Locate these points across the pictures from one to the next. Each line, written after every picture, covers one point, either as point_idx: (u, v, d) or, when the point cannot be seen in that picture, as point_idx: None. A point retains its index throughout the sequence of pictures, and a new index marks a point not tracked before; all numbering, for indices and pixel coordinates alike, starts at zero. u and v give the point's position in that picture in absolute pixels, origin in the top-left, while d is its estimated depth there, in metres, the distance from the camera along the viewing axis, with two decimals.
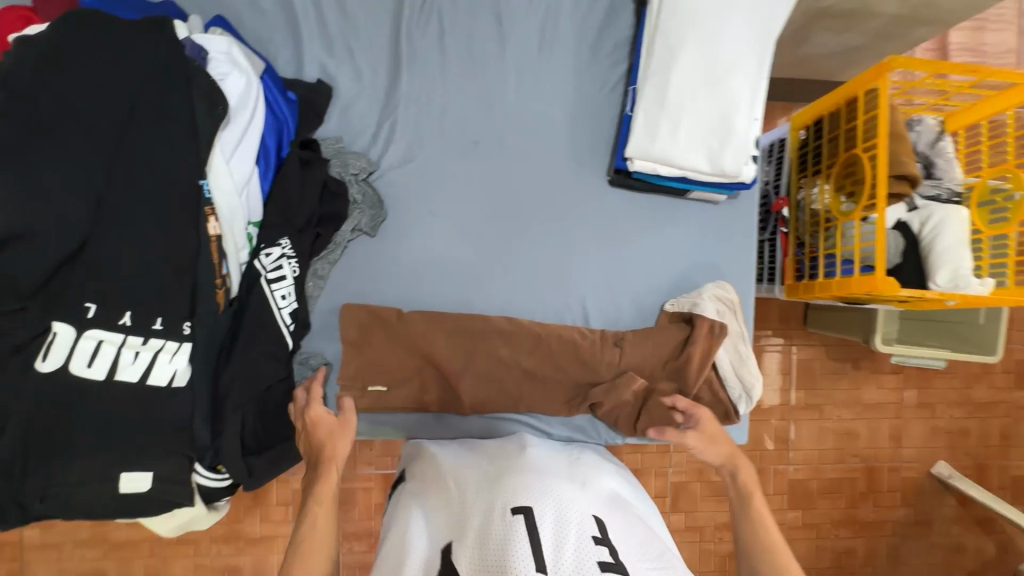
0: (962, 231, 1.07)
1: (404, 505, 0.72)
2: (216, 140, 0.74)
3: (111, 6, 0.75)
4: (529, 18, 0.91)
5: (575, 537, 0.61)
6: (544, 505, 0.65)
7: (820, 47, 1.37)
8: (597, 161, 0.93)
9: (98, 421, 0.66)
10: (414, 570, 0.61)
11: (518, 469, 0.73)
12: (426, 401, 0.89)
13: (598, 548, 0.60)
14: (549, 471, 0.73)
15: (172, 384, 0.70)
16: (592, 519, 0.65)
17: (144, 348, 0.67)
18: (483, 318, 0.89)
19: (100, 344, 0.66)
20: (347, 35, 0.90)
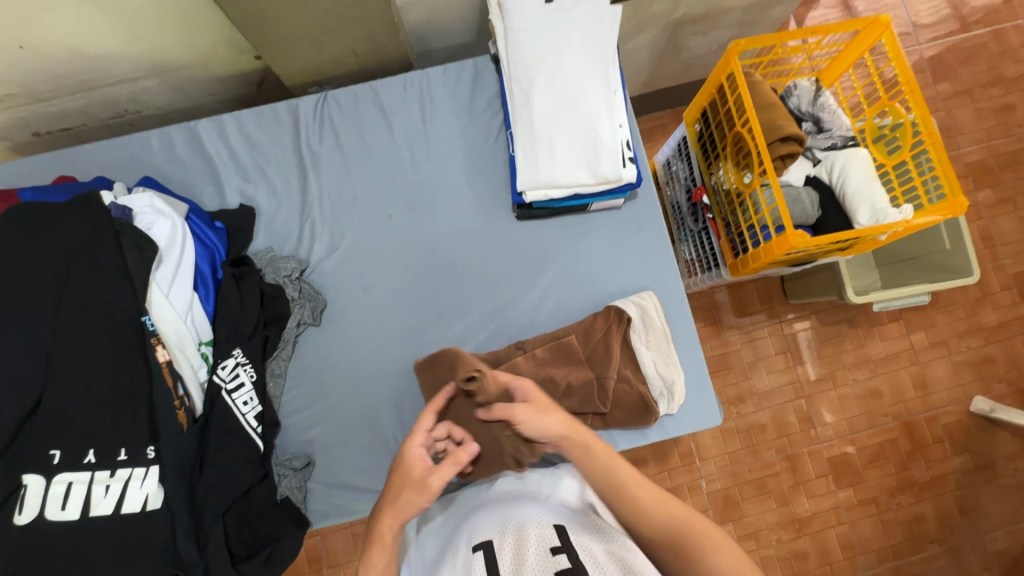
0: (866, 170, 1.12)
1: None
2: (151, 280, 0.84)
3: (48, 193, 0.89)
4: (407, 101, 1.04)
5: (531, 553, 0.62)
6: (503, 536, 0.66)
7: (696, 49, 1.49)
8: (501, 203, 1.02)
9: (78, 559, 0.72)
10: None
11: (488, 507, 0.75)
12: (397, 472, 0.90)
13: (556, 557, 0.60)
14: (517, 497, 0.75)
15: (146, 508, 0.75)
16: (553, 530, 0.65)
17: (114, 480, 0.74)
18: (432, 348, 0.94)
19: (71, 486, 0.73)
20: (257, 160, 1.03)
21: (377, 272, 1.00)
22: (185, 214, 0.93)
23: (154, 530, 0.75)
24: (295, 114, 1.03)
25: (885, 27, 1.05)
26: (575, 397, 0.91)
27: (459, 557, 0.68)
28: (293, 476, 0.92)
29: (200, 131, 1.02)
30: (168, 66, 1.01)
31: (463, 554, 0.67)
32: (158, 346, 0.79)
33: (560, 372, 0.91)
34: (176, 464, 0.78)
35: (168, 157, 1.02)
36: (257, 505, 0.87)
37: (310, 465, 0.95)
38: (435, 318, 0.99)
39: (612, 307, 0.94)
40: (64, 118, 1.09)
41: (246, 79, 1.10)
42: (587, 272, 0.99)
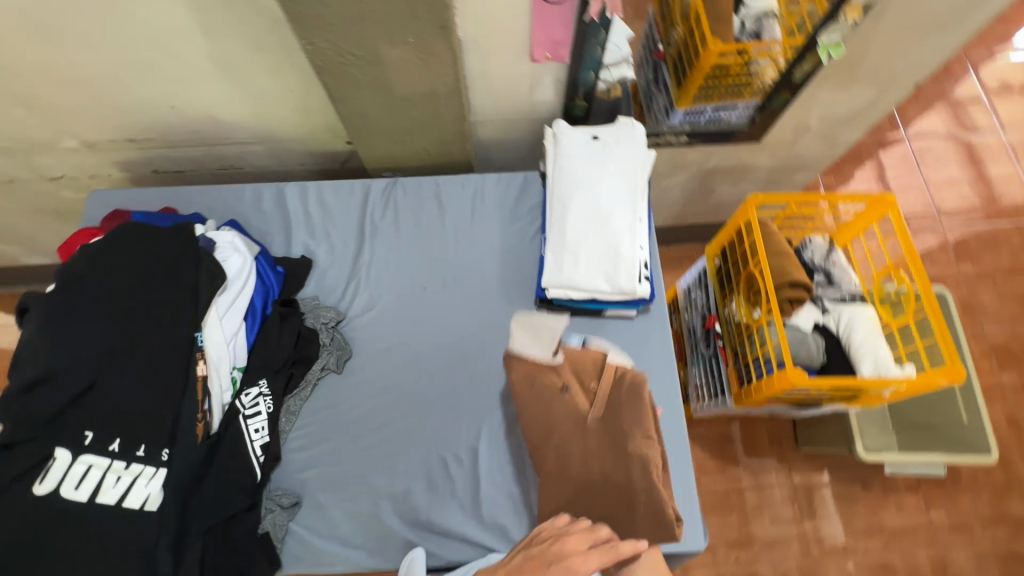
0: (872, 327, 1.18)
1: None
2: (212, 302, 0.96)
3: (154, 218, 1.07)
4: (462, 196, 1.21)
5: None
6: None
7: (726, 195, 1.66)
8: (525, 295, 1.13)
9: (71, 542, 0.77)
10: None
11: None
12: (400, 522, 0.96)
13: None
14: None
15: (143, 507, 0.81)
16: None
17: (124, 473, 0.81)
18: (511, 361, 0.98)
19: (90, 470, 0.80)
20: (325, 221, 1.19)
21: (404, 336, 1.10)
22: (256, 254, 1.08)
23: (141, 531, 0.80)
24: (367, 191, 1.21)
25: (891, 204, 1.19)
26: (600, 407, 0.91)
27: None
28: (278, 512, 0.95)
29: (286, 191, 1.21)
30: (278, 138, 1.24)
31: None
32: (200, 361, 0.90)
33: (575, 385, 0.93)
34: (180, 472, 0.84)
35: (254, 208, 1.20)
36: (237, 532, 0.90)
37: (297, 505, 0.98)
38: (445, 388, 1.06)
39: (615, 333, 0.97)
40: (182, 163, 1.32)
41: (335, 157, 1.32)
42: None
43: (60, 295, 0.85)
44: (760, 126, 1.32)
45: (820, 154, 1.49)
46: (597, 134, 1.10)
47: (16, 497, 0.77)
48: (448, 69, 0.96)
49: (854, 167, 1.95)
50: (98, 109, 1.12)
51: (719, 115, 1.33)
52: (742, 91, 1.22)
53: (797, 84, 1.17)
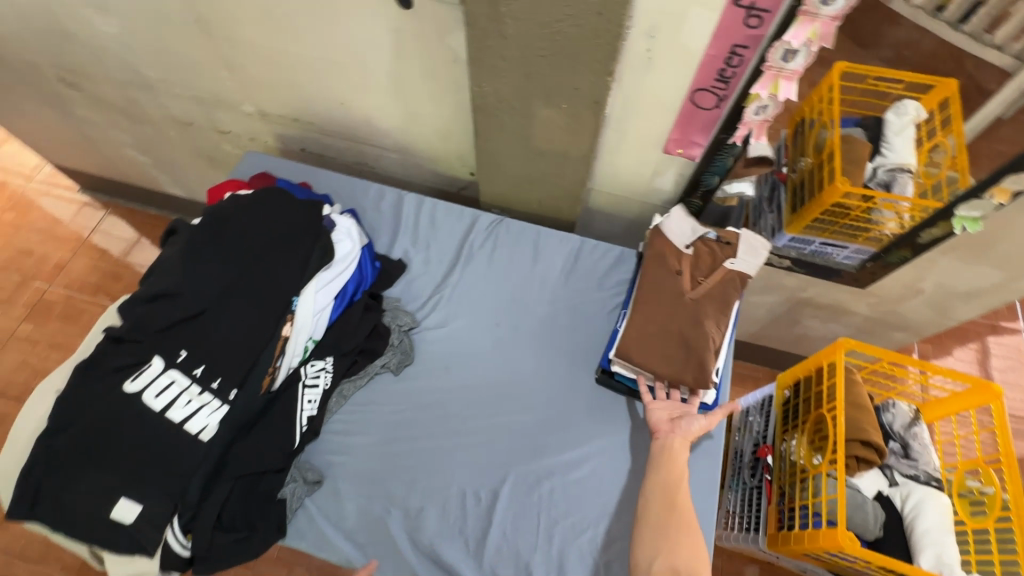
0: (942, 518, 1.08)
1: None
2: (315, 275, 1.04)
3: (295, 189, 1.20)
4: (558, 250, 1.26)
5: None
6: None
7: (812, 329, 1.60)
8: (589, 361, 1.14)
9: (132, 444, 0.83)
10: None
11: None
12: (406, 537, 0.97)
13: None
14: None
15: (198, 434, 0.87)
16: None
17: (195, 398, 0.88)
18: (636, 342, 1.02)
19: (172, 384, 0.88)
20: (429, 234, 1.28)
21: (465, 360, 1.14)
22: (363, 244, 1.18)
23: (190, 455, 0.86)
24: (474, 220, 1.29)
25: (996, 396, 1.10)
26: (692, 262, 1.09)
27: None
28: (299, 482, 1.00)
29: (405, 199, 1.32)
30: (414, 152, 1.37)
31: None
32: (287, 323, 0.98)
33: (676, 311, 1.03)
34: (238, 412, 0.92)
35: (373, 205, 1.32)
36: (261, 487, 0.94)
37: (318, 484, 1.01)
38: (486, 422, 1.07)
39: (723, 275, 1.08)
40: (326, 149, 1.48)
41: (455, 182, 1.43)
42: (633, 458, 1.03)
43: (205, 229, 0.97)
44: (868, 273, 1.29)
45: (925, 320, 1.43)
46: (692, 244, 1.10)
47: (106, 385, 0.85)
48: (586, 138, 1.05)
49: (957, 345, 1.83)
50: (282, 89, 1.30)
51: (826, 251, 1.30)
52: (856, 235, 1.21)
53: (922, 246, 1.15)
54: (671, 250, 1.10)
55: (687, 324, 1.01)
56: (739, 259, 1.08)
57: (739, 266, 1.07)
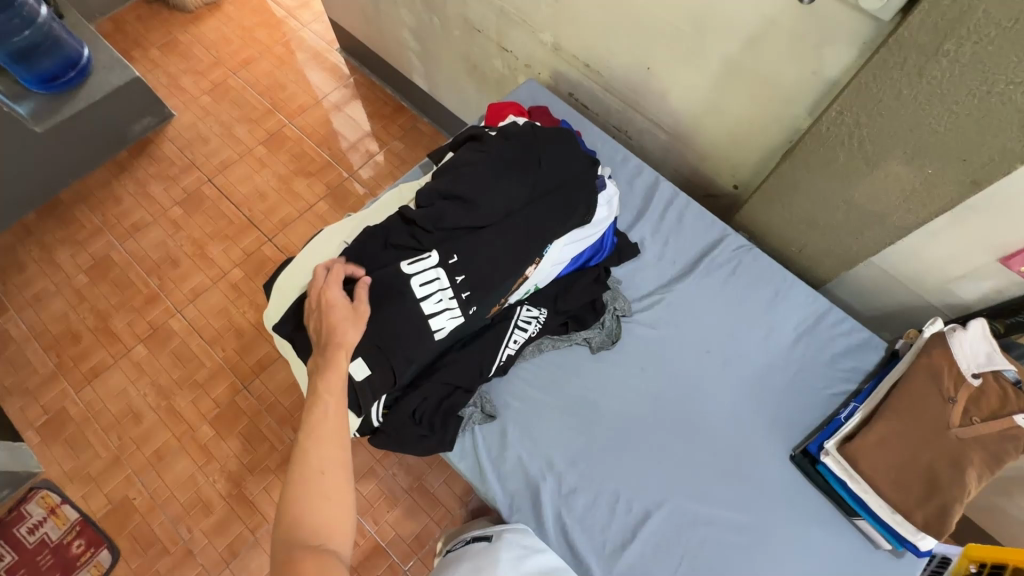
0: None
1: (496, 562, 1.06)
2: (570, 231, 1.02)
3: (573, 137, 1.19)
4: (801, 305, 1.14)
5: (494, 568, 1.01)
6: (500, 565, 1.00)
7: (1020, 510, 1.35)
8: (789, 433, 1.04)
9: (385, 316, 0.89)
10: None
11: None
12: (549, 508, 0.99)
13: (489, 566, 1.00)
14: None
15: (435, 333, 0.92)
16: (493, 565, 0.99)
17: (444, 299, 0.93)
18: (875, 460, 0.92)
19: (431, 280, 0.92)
20: (672, 231, 1.22)
21: (663, 370, 1.09)
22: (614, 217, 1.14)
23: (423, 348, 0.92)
24: (723, 236, 1.21)
25: None
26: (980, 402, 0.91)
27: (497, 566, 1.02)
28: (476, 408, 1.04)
29: (661, 185, 1.26)
30: (687, 142, 1.29)
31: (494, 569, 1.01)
32: (534, 265, 0.98)
33: (930, 450, 0.90)
34: (463, 328, 0.96)
35: (627, 178, 1.28)
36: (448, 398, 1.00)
37: (489, 417, 1.05)
38: (662, 442, 1.03)
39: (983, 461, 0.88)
40: (595, 103, 1.45)
41: (709, 187, 1.34)
42: (798, 554, 0.95)
43: (507, 150, 0.98)
44: None
45: None
46: (981, 375, 0.93)
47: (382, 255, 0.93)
48: (923, 211, 0.91)
49: None
50: (593, 33, 1.27)
51: None
52: None
53: None
54: (951, 370, 0.94)
55: (942, 460, 0.89)
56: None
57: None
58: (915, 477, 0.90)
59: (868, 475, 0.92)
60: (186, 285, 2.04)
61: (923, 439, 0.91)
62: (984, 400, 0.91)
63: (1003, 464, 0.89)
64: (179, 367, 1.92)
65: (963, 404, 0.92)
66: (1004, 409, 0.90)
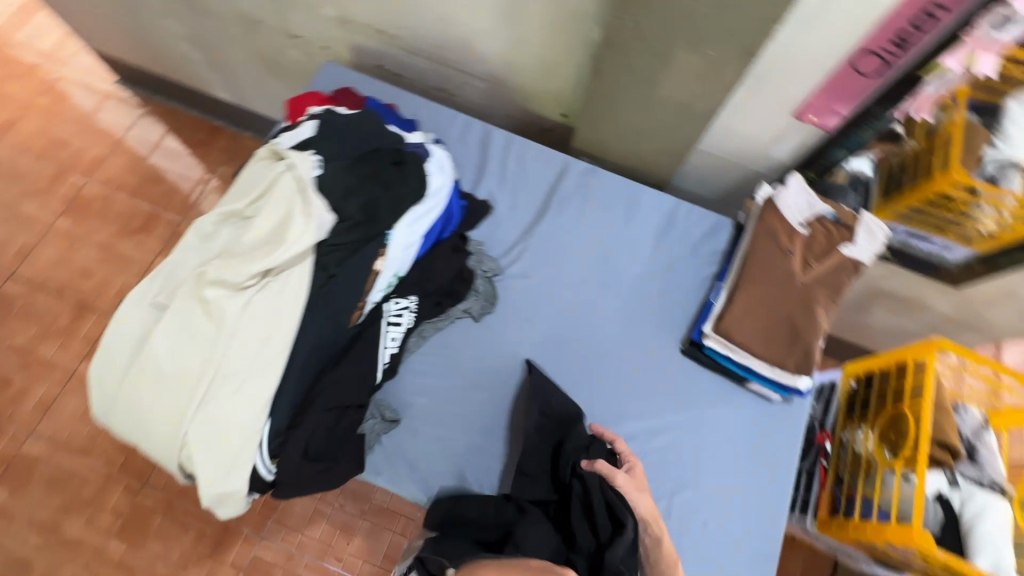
0: (1003, 526, 1.08)
1: None
2: (410, 209, 0.97)
3: (384, 112, 1.11)
4: (652, 209, 1.19)
5: None
6: None
7: (879, 321, 1.56)
8: (675, 330, 1.10)
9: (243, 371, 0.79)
10: None
11: None
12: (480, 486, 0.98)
13: None
14: None
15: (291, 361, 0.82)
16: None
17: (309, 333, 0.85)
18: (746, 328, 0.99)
19: (279, 315, 0.81)
20: (517, 177, 1.21)
21: (549, 315, 1.10)
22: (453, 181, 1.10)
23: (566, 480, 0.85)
24: (566, 167, 1.21)
25: None
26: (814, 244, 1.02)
27: None
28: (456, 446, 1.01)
29: (493, 135, 1.23)
30: (505, 83, 1.26)
31: None
32: (381, 257, 0.93)
33: (786, 302, 0.99)
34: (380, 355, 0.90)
35: (458, 138, 1.23)
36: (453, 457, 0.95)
37: (393, 423, 1.01)
38: (567, 383, 1.05)
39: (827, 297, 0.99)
40: (406, 69, 1.36)
41: (542, 122, 1.33)
42: (710, 433, 1.02)
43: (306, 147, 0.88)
44: (969, 274, 1.23)
45: (1006, 328, 1.39)
46: (808, 223, 1.03)
47: (206, 308, 0.78)
48: (720, 91, 0.95)
49: None
50: None
51: (911, 240, 1.24)
52: (948, 228, 1.13)
53: None
54: (783, 226, 1.03)
55: (796, 309, 0.98)
56: (855, 245, 1.00)
57: (855, 252, 1.00)
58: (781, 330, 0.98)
59: (746, 342, 0.99)
60: (33, 402, 1.74)
61: (778, 294, 1.00)
62: (816, 242, 1.02)
63: (842, 293, 1.00)
64: (59, 493, 1.65)
65: (802, 251, 1.02)
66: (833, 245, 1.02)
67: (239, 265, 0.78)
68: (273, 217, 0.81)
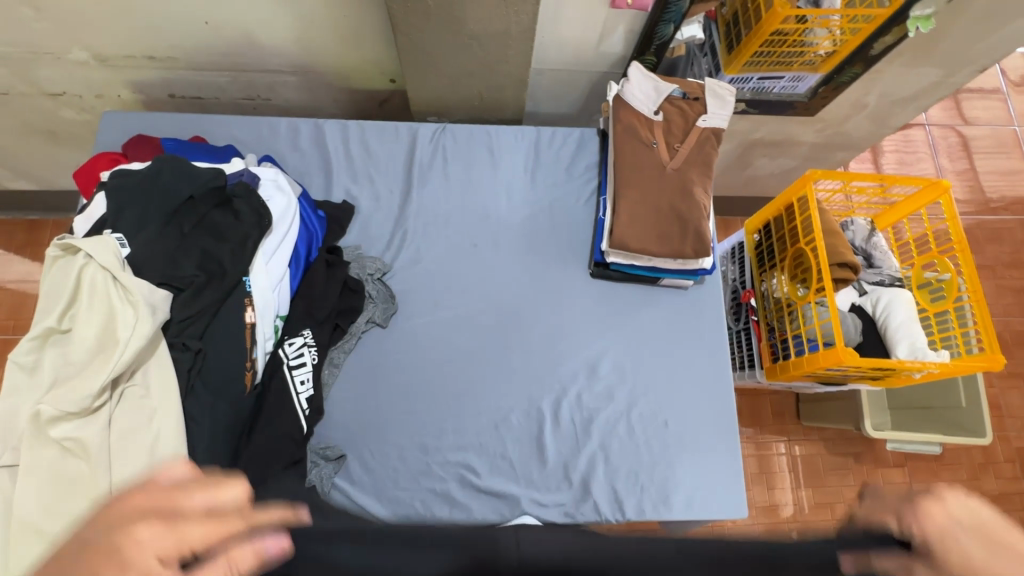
0: (910, 311, 1.19)
1: None
2: (259, 246, 0.88)
3: (185, 150, 0.96)
4: (518, 146, 1.14)
5: None
6: None
7: (762, 168, 1.63)
8: (579, 256, 1.09)
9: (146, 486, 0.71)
10: None
11: None
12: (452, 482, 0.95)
13: None
14: None
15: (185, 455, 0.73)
16: None
17: (201, 418, 0.78)
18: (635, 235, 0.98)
19: (157, 417, 0.73)
20: (368, 165, 1.11)
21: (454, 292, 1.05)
22: (298, 195, 1.00)
23: None
24: (414, 135, 1.13)
25: (944, 190, 1.19)
26: (675, 128, 1.01)
27: None
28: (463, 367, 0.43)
29: (326, 128, 1.11)
30: (315, 68, 1.13)
31: None
32: (248, 308, 0.84)
33: (665, 195, 0.99)
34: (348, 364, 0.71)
35: (289, 143, 1.10)
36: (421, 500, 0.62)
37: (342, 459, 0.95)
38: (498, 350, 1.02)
39: (704, 173, 1.01)
40: (202, 87, 1.19)
41: (373, 95, 1.22)
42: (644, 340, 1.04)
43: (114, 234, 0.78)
44: (819, 99, 1.28)
45: (866, 135, 1.48)
46: (660, 108, 1.01)
47: (64, 448, 0.68)
48: (528, 7, 0.88)
49: (878, 152, 1.97)
50: (115, 18, 0.98)
51: (766, 86, 1.26)
52: (794, 62, 1.16)
53: (873, 58, 1.12)
54: (640, 121, 1.01)
55: (677, 196, 0.98)
56: (710, 113, 1.00)
57: (711, 121, 1.00)
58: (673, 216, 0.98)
59: (645, 243, 0.98)
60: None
61: (657, 188, 0.99)
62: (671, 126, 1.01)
63: (714, 164, 1.01)
64: None
65: (666, 139, 1.01)
66: (689, 121, 1.02)
67: (78, 388, 0.67)
68: (95, 321, 0.70)
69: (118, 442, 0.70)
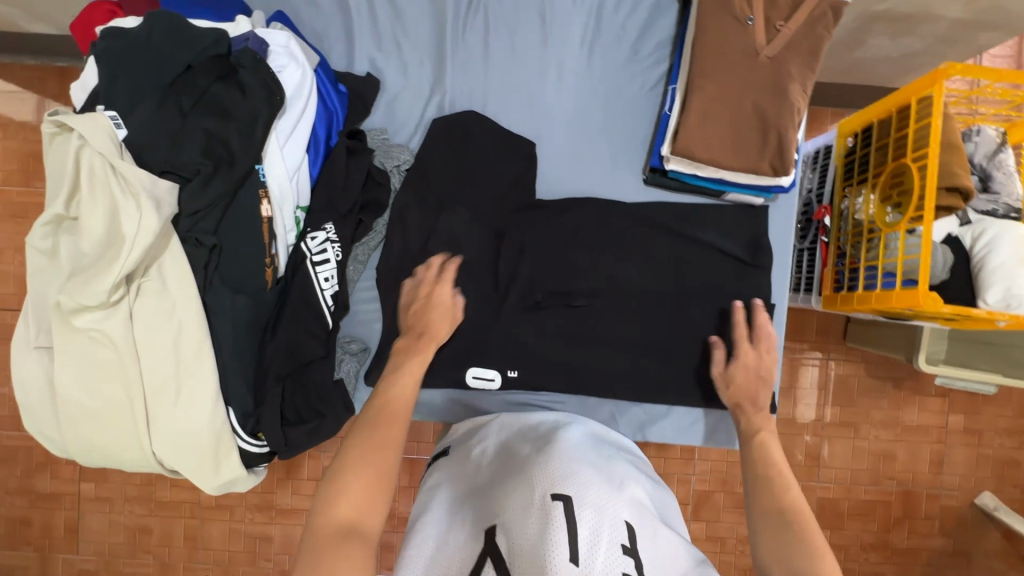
0: (1020, 249, 1.01)
1: (462, 446, 0.84)
2: (273, 128, 0.79)
3: (183, 4, 0.83)
4: (576, 12, 0.93)
5: (439, 488, 0.76)
6: (438, 484, 0.77)
7: (877, 49, 1.32)
8: (631, 158, 0.95)
9: (168, 373, 0.72)
10: (458, 433, 0.89)
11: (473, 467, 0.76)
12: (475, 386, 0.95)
13: (433, 504, 0.73)
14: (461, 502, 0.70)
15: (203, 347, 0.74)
16: (438, 498, 0.74)
17: (223, 312, 0.76)
18: (704, 137, 0.81)
19: (176, 311, 0.72)
20: (396, 29, 0.95)
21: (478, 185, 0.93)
22: (315, 66, 0.87)
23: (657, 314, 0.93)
24: None
25: None
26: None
27: (439, 487, 0.76)
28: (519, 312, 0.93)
29: None
30: None
31: (439, 505, 0.72)
32: (264, 200, 0.78)
33: (751, 94, 0.80)
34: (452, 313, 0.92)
35: None
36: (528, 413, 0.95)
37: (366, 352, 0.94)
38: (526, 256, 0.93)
39: (809, 62, 0.79)
40: None
41: None
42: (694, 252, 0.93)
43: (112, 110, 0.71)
44: None
45: None
46: None
47: (91, 336, 0.69)
48: None
49: None
50: None
51: None
52: None
53: None
54: None
55: (764, 93, 0.79)
56: None
57: None
58: (760, 118, 0.80)
59: (716, 151, 0.81)
60: None
61: (743, 82, 0.80)
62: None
63: (822, 54, 0.80)
64: (128, 475, 1.62)
65: (767, 16, 0.79)
66: None
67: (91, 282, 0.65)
68: (99, 211, 0.65)
69: (142, 333, 0.71)
